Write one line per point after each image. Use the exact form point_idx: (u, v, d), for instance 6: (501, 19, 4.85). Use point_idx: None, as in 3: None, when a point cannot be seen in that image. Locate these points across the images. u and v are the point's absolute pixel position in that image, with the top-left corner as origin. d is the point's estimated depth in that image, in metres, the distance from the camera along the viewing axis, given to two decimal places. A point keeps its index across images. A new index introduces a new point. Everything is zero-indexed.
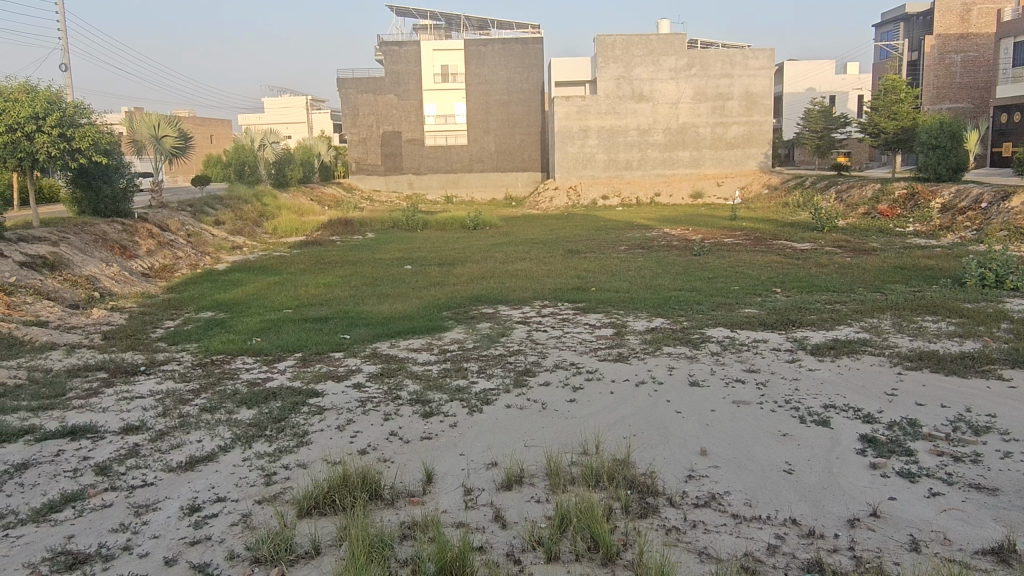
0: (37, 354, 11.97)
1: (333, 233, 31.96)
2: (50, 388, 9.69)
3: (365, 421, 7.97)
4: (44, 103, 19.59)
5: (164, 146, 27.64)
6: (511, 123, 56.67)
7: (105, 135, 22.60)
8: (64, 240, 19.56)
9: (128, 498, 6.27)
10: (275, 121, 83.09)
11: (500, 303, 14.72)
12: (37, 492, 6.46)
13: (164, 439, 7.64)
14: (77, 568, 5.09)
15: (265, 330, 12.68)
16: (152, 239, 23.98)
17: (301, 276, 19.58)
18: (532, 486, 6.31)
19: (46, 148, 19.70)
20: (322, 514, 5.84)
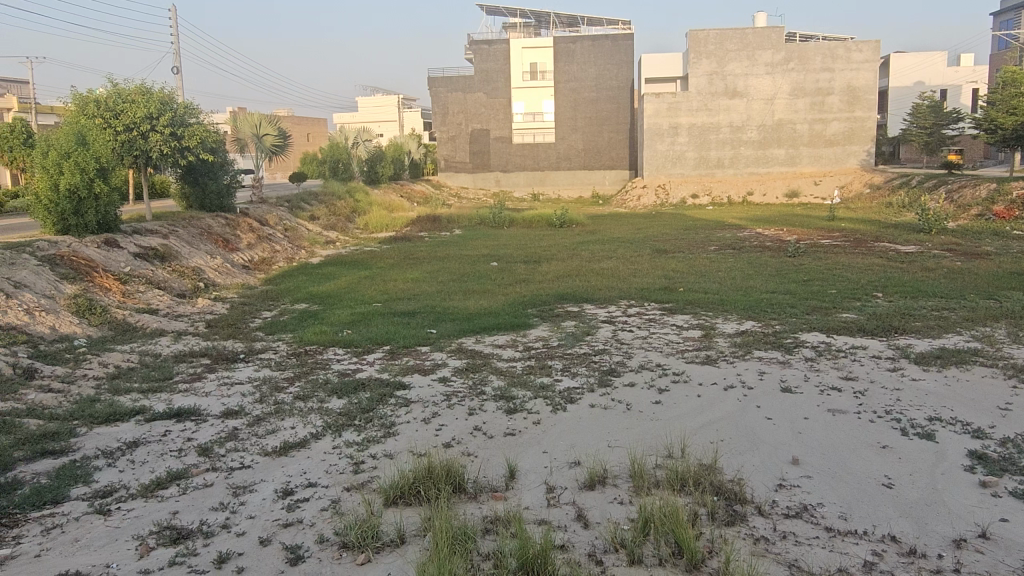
0: (148, 340, 12.79)
1: (422, 229, 32.63)
2: (159, 372, 10.35)
3: (450, 415, 8.11)
4: (158, 104, 20.81)
5: (264, 144, 28.84)
6: (599, 121, 56.24)
7: (211, 134, 23.88)
8: (173, 233, 20.78)
9: (227, 479, 6.61)
10: (367, 119, 85.44)
11: (585, 302, 14.66)
12: (146, 469, 6.90)
13: (261, 424, 8.01)
14: (180, 542, 5.40)
15: (356, 322, 13.09)
16: (252, 232, 25.14)
17: (390, 270, 20.07)
18: (615, 487, 6.26)
19: (159, 146, 20.99)
20: (408, 503, 5.97)
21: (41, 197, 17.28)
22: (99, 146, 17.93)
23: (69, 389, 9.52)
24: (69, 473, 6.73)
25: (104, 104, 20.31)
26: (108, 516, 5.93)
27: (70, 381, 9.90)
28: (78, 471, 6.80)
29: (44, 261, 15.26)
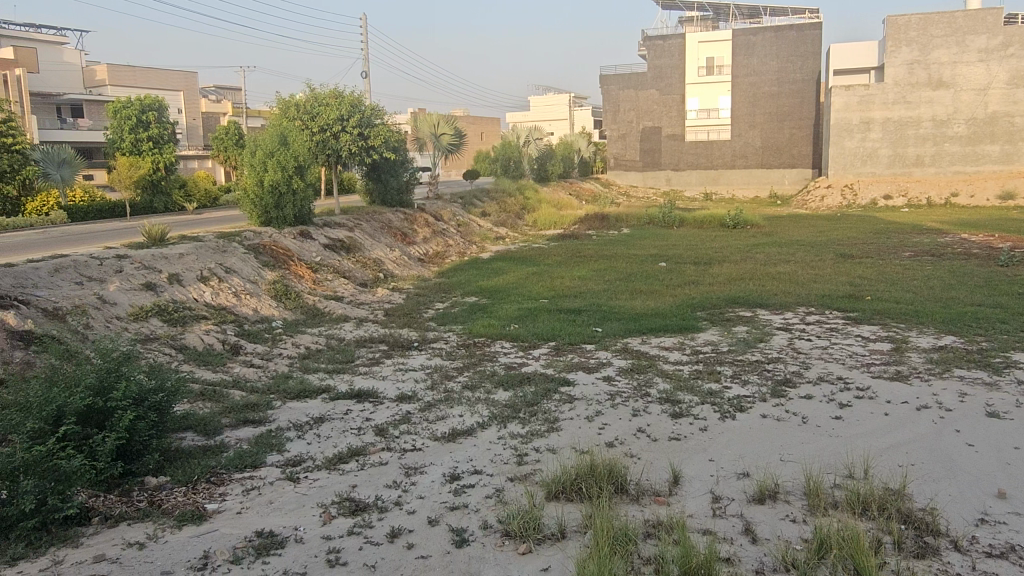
0: (334, 324, 13.90)
1: (590, 227, 32.71)
2: (343, 354, 11.22)
3: (614, 414, 8.07)
4: (348, 106, 22.49)
5: (440, 143, 30.18)
6: (780, 116, 53.25)
7: (395, 134, 25.40)
8: (358, 226, 22.38)
9: (400, 459, 7.02)
10: (538, 118, 86.98)
11: (758, 307, 14.00)
12: (330, 444, 7.49)
13: (432, 410, 8.43)
14: (358, 514, 5.82)
15: (523, 317, 13.38)
16: (427, 227, 26.48)
17: (558, 267, 20.33)
18: (787, 504, 5.93)
19: (348, 146, 22.68)
20: (570, 499, 6.02)
21: (249, 192, 19.26)
22: (297, 146, 19.67)
23: (267, 365, 10.61)
24: (265, 441, 7.49)
25: (302, 107, 22.22)
26: (297, 483, 6.51)
27: (268, 358, 11.03)
28: (274, 440, 7.53)
29: (250, 249, 17.03)
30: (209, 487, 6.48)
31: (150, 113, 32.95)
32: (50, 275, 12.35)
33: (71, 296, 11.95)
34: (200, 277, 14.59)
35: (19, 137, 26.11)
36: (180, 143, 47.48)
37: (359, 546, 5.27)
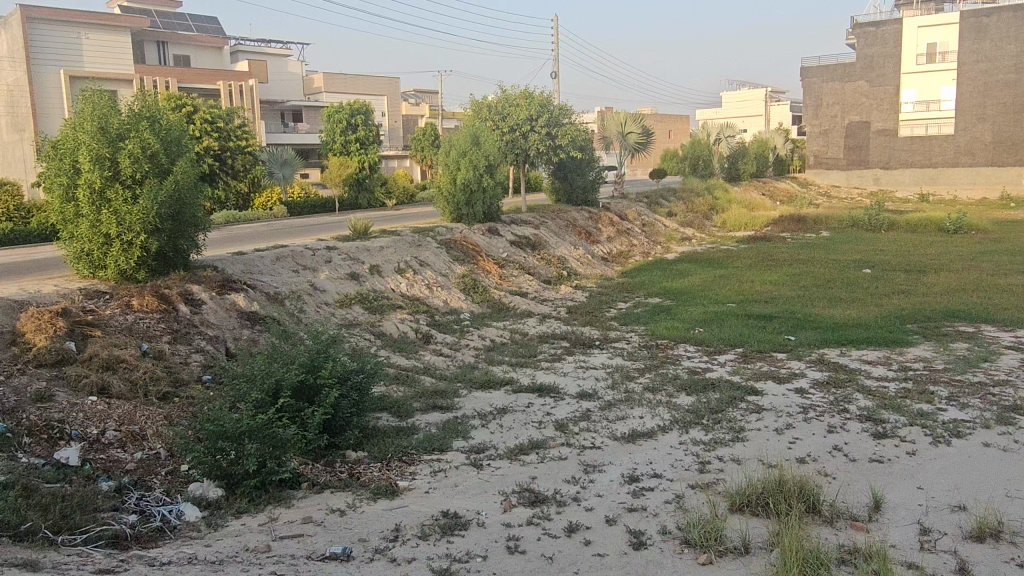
0: (519, 319, 14.31)
1: (785, 229, 30.90)
2: (526, 349, 11.52)
3: (806, 429, 7.59)
4: (538, 106, 22.99)
5: (628, 142, 29.93)
6: (1017, 107, 46.95)
7: (582, 133, 25.59)
8: (544, 224, 22.87)
9: (580, 455, 7.08)
10: (731, 115, 83.74)
11: (983, 322, 12.47)
12: (512, 435, 7.73)
13: (612, 409, 8.43)
14: (537, 505, 5.96)
15: (709, 321, 12.97)
16: (612, 226, 26.43)
17: (748, 271, 19.44)
18: (1013, 546, 5.25)
19: (536, 145, 23.19)
20: (755, 514, 5.75)
21: (444, 189, 20.34)
22: (489, 145, 20.49)
23: (455, 355, 11.17)
24: (452, 428, 7.88)
25: (494, 108, 23.15)
26: (480, 469, 6.79)
27: (457, 348, 11.60)
28: (460, 427, 7.92)
29: (443, 244, 18.00)
30: (401, 465, 6.96)
31: (358, 116, 35.74)
32: (273, 263, 13.86)
33: (289, 283, 13.35)
34: (397, 269, 15.66)
35: (252, 140, 29.55)
36: (384, 144, 51.14)
37: (537, 536, 5.40)
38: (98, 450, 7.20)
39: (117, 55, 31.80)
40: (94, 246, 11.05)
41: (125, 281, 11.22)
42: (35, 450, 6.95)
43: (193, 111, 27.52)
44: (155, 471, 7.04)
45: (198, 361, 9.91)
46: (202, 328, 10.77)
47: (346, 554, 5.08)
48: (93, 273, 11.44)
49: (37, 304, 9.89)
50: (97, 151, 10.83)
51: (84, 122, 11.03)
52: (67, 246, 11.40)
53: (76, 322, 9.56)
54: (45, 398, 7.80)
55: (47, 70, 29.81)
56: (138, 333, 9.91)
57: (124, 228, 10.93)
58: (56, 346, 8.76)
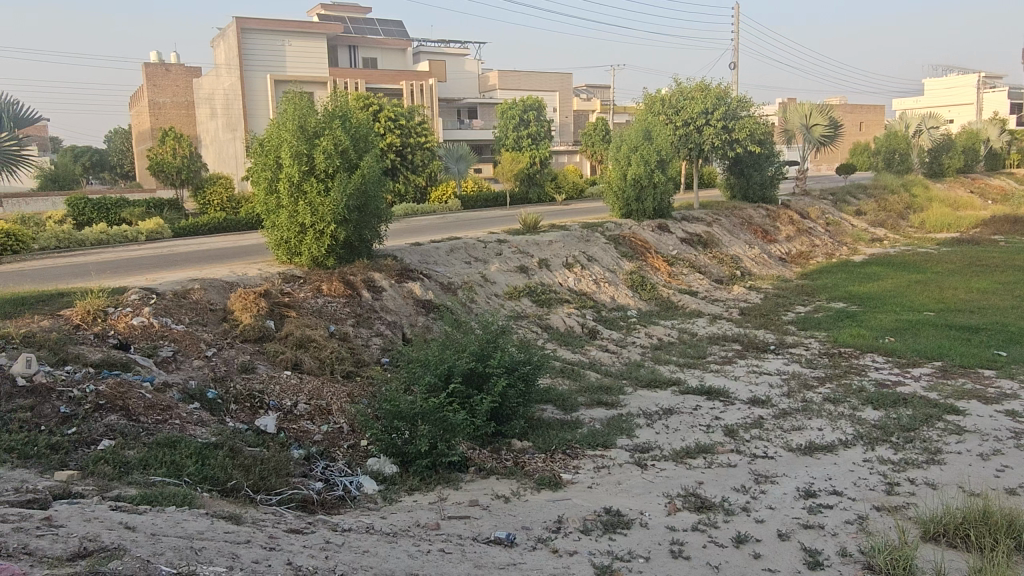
0: (688, 319, 13.93)
1: (997, 231, 27.56)
2: (695, 350, 11.19)
3: (1018, 458, 6.74)
4: (714, 99, 22.15)
5: (812, 135, 28.08)
6: None
7: (762, 126, 24.36)
8: (717, 221, 22.07)
9: (750, 464, 6.78)
10: (935, 104, 76.07)
11: None
12: (678, 437, 7.55)
13: (787, 419, 7.98)
14: (704, 511, 5.79)
15: (901, 330, 11.89)
16: (792, 225, 24.99)
17: (950, 277, 17.57)
18: None
19: (710, 139, 22.38)
20: (953, 546, 5.21)
21: (613, 184, 20.19)
22: (661, 139, 20.12)
23: (621, 352, 11.09)
24: (617, 425, 7.84)
25: (668, 102, 22.71)
26: (644, 469, 6.71)
27: (623, 345, 11.51)
28: (625, 425, 7.86)
29: (611, 240, 17.92)
30: (565, 458, 7.04)
31: (531, 113, 36.30)
32: (447, 254, 14.49)
33: (462, 273, 13.91)
34: (566, 263, 15.81)
35: (430, 136, 30.83)
36: (555, 139, 51.73)
37: (703, 543, 5.24)
38: (291, 420, 7.93)
39: (314, 59, 34.62)
40: (292, 234, 12.15)
41: (316, 267, 12.25)
42: (240, 416, 7.78)
43: (378, 110, 29.37)
44: (339, 444, 7.62)
45: (378, 344, 10.60)
46: (382, 313, 11.50)
47: (510, 540, 5.21)
48: (290, 258, 12.59)
49: (244, 285, 11.04)
50: (296, 148, 11.84)
51: (286, 122, 12.09)
52: (269, 234, 12.61)
53: (275, 303, 10.57)
54: (249, 370, 8.71)
55: (255, 75, 33.04)
56: (326, 316, 10.78)
57: (317, 218, 11.91)
58: (258, 324, 9.75)
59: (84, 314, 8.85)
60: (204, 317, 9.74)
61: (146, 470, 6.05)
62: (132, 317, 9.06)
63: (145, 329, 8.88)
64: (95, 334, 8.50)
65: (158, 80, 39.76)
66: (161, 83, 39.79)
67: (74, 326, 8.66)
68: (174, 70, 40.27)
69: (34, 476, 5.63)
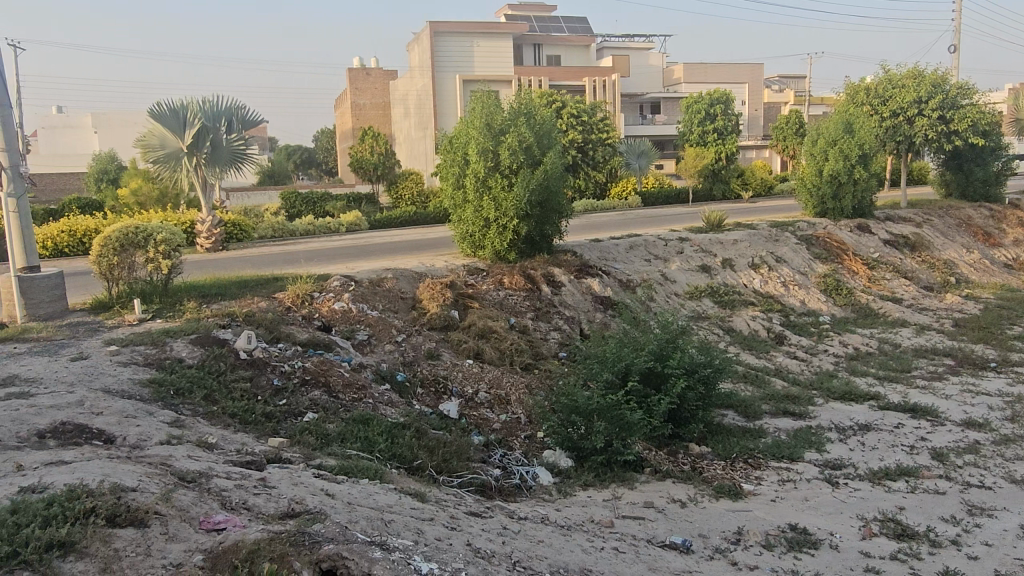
0: (889, 328, 12.78)
1: None
2: (898, 362, 10.23)
3: None
4: (929, 86, 20.05)
5: None
6: None
7: (987, 115, 21.71)
8: (928, 222, 20.00)
9: (963, 493, 6.10)
10: None
11: None
12: (876, 456, 6.97)
13: (1010, 446, 7.08)
14: (905, 540, 5.30)
15: None
16: (1020, 227, 22.11)
17: None
18: None
19: (923, 131, 20.27)
20: None
21: (807, 181, 18.95)
22: (864, 133, 18.10)
23: (811, 360, 10.43)
24: (805, 437, 7.38)
25: (874, 91, 20.96)
26: (836, 488, 6.26)
27: (814, 353, 10.80)
28: (814, 438, 7.37)
29: (803, 240, 16.89)
30: (747, 468, 6.74)
31: (718, 106, 34.68)
32: (626, 251, 14.38)
33: (641, 271, 13.77)
34: (752, 264, 15.12)
35: (612, 132, 30.61)
36: (743, 134, 49.55)
37: None
38: (472, 407, 8.28)
39: (500, 58, 35.67)
40: (476, 228, 12.64)
41: (498, 261, 12.69)
42: (425, 400, 8.24)
43: (561, 106, 29.75)
44: (516, 433, 7.84)
45: (556, 338, 10.78)
46: (561, 308, 11.67)
47: (687, 547, 5.08)
48: (474, 252, 13.13)
49: (432, 276, 11.68)
50: (483, 145, 12.25)
51: (473, 120, 12.56)
52: (455, 228, 13.23)
53: (460, 294, 11.06)
54: (434, 357, 9.20)
55: (445, 76, 34.70)
56: (507, 308, 11.13)
57: (501, 213, 12.30)
58: (444, 313, 10.27)
59: (294, 298, 9.80)
60: (396, 305, 10.42)
61: (344, 444, 6.59)
62: (333, 302, 9.89)
63: (344, 313, 9.66)
64: (302, 316, 9.39)
65: (360, 83, 42.90)
66: (362, 86, 42.90)
67: (286, 307, 9.63)
68: (373, 73, 43.25)
69: (252, 439, 6.33)
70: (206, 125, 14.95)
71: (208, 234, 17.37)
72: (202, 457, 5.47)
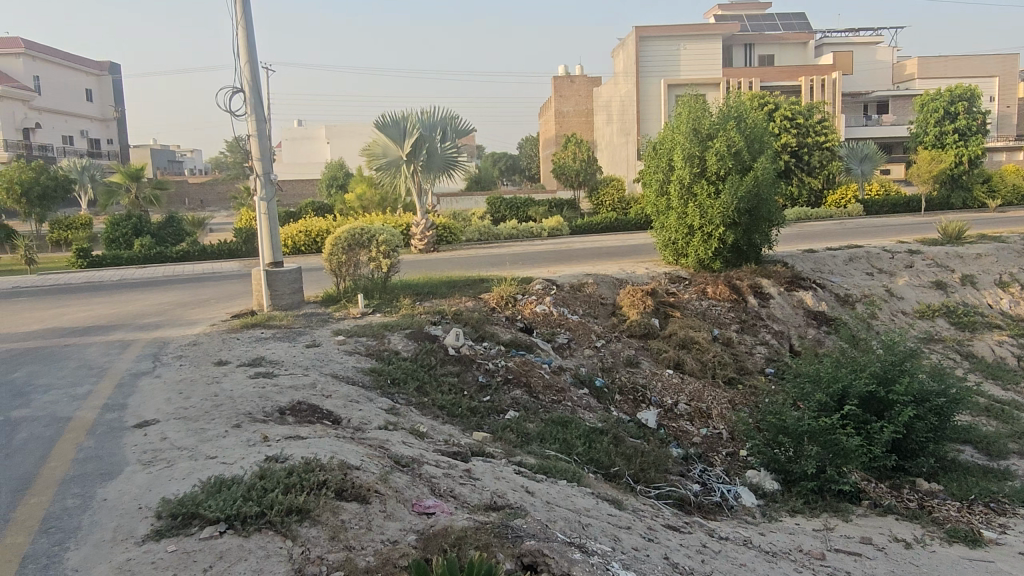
0: None
1: None
2: None
3: None
4: None
5: None
6: None
7: None
8: None
9: None
10: None
11: None
12: None
13: None
14: None
15: None
16: None
17: None
18: None
19: None
20: None
21: None
22: None
23: None
24: None
25: None
26: None
27: None
28: None
29: None
30: (987, 513, 5.98)
31: (960, 104, 30.87)
32: (845, 263, 13.32)
33: (862, 285, 12.73)
34: (999, 281, 13.58)
35: (832, 134, 28.28)
36: (989, 134, 43.88)
37: None
38: (671, 418, 8.13)
39: (709, 60, 34.56)
40: (680, 236, 12.40)
41: (702, 270, 12.35)
42: (623, 407, 8.20)
43: (774, 109, 28.17)
44: (718, 450, 7.57)
45: (762, 353, 10.26)
46: (769, 321, 11.10)
47: None
48: (677, 260, 12.89)
49: (633, 283, 11.63)
50: (689, 151, 11.94)
51: (680, 126, 12.31)
52: (659, 235, 13.08)
53: (661, 302, 10.90)
54: (633, 364, 9.15)
55: (650, 81, 34.39)
56: (710, 319, 10.79)
57: (706, 221, 11.93)
58: (644, 321, 10.19)
59: (499, 299, 10.23)
60: (596, 310, 10.53)
61: (543, 443, 6.76)
62: (535, 305, 10.19)
63: (546, 316, 9.91)
64: (506, 316, 9.77)
65: (565, 90, 43.76)
66: (567, 94, 43.72)
67: (491, 308, 10.09)
68: (578, 81, 43.92)
69: (458, 431, 6.70)
70: (424, 135, 16.04)
71: (421, 236, 18.67)
72: (415, 444, 5.88)
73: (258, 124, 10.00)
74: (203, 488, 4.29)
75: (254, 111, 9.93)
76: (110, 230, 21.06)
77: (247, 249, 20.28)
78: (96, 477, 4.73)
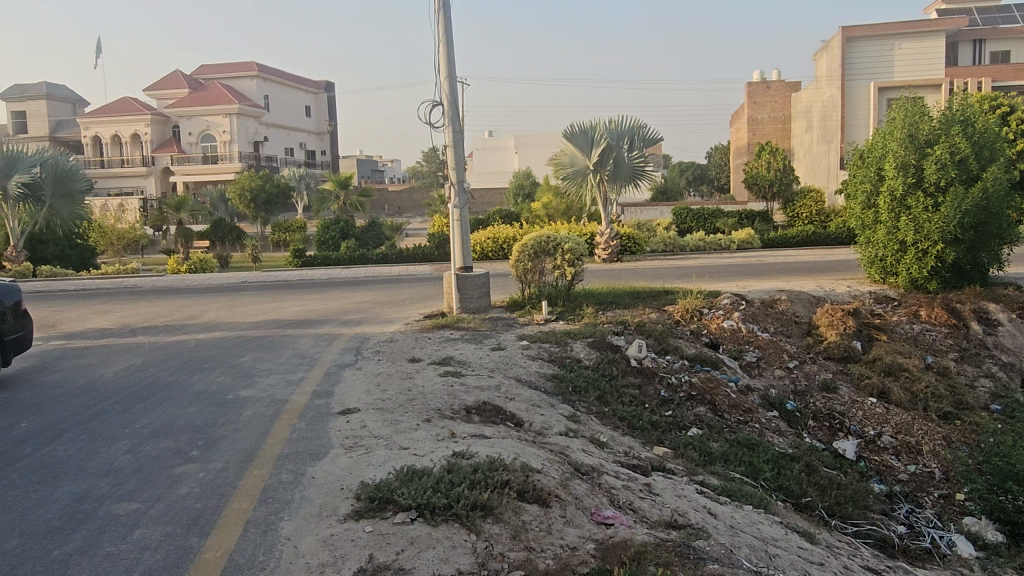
0: None
1: None
2: None
3: None
4: None
5: None
6: None
7: None
8: None
9: None
10: None
11: None
12: None
13: None
14: None
15: None
16: None
17: None
18: None
19: None
20: None
21: None
22: None
23: None
24: None
25: None
26: None
27: None
28: None
29: None
30: None
31: None
32: None
33: None
34: None
35: None
36: None
37: None
38: (874, 451, 7.48)
39: (930, 60, 31.33)
40: (889, 252, 11.37)
41: (915, 290, 11.22)
42: (818, 434, 7.69)
43: (1008, 112, 25.23)
44: (928, 490, 6.87)
45: (987, 387, 9.12)
46: (996, 351, 9.90)
47: None
48: (884, 278, 11.82)
49: (832, 301, 10.85)
50: (903, 159, 10.93)
51: (894, 131, 11.28)
52: (863, 251, 12.09)
53: (864, 323, 10.07)
54: (830, 390, 8.51)
55: (858, 84, 31.88)
56: (923, 345, 9.80)
57: (921, 236, 10.84)
58: (845, 343, 9.46)
59: (684, 312, 9.99)
60: (789, 328, 9.97)
61: (727, 464, 6.50)
62: (723, 320, 9.84)
63: (734, 331, 9.54)
64: (691, 331, 9.54)
65: (760, 97, 41.84)
66: (761, 101, 41.80)
67: (675, 321, 9.90)
68: (775, 86, 41.80)
69: (639, 444, 6.61)
70: (612, 144, 16.06)
71: (605, 245, 18.70)
72: (596, 453, 5.91)
73: (455, 134, 10.57)
74: (398, 476, 4.60)
75: (451, 122, 10.51)
76: (321, 233, 23.29)
77: (439, 254, 21.49)
78: (306, 456, 5.24)
